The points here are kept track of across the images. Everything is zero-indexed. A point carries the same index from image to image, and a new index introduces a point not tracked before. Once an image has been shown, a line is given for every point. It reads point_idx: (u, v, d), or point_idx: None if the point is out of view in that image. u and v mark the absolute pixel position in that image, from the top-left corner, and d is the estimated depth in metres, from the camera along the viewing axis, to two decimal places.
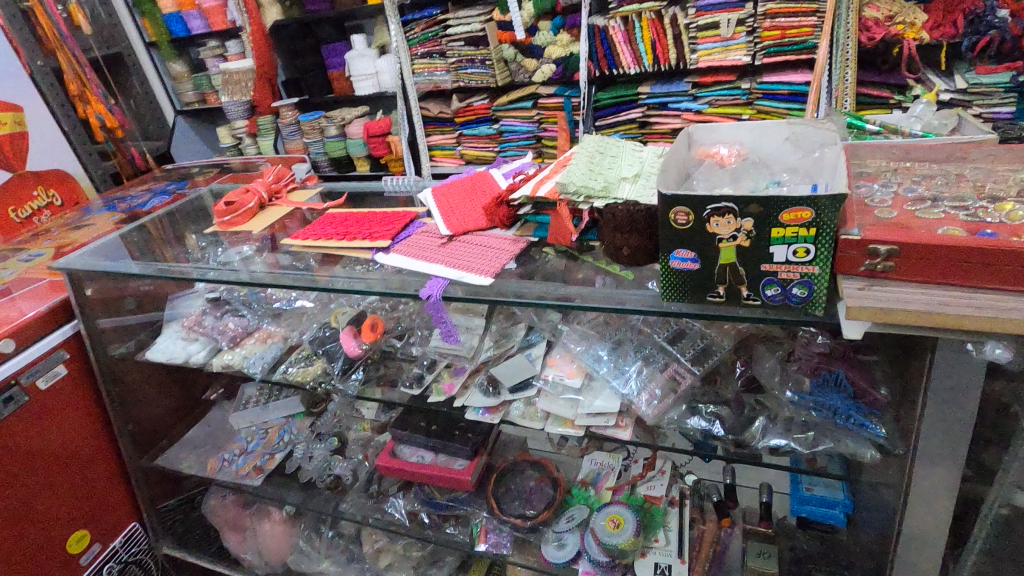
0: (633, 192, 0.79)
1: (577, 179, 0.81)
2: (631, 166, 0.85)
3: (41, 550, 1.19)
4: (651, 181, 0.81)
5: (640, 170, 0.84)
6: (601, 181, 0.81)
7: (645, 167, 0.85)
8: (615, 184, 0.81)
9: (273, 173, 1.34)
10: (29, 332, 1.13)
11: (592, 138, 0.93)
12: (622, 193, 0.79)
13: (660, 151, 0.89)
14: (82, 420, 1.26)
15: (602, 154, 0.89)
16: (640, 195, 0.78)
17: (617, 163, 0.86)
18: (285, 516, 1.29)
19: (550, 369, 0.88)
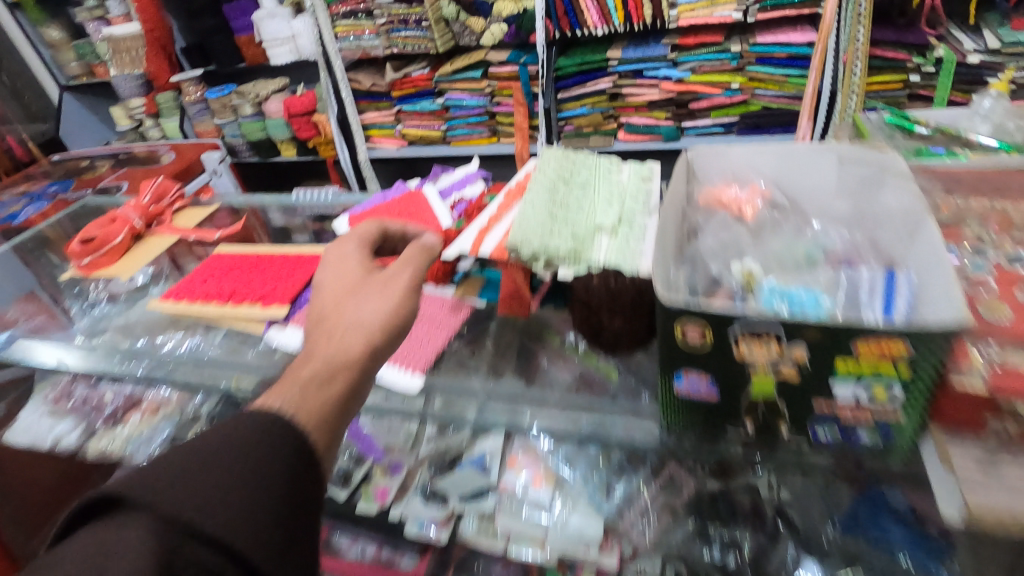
0: (612, 251, 0.56)
1: (533, 233, 0.57)
2: (606, 206, 0.62)
3: None
4: (636, 231, 0.58)
5: (619, 211, 0.61)
6: (566, 233, 0.58)
7: (626, 204, 0.62)
8: (586, 238, 0.57)
9: (152, 189, 1.04)
10: None
11: (550, 155, 0.69)
12: (597, 254, 0.56)
13: (642, 173, 0.67)
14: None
15: (567, 182, 0.65)
16: (623, 259, 0.55)
17: (588, 200, 0.62)
18: None
19: (511, 474, 0.67)
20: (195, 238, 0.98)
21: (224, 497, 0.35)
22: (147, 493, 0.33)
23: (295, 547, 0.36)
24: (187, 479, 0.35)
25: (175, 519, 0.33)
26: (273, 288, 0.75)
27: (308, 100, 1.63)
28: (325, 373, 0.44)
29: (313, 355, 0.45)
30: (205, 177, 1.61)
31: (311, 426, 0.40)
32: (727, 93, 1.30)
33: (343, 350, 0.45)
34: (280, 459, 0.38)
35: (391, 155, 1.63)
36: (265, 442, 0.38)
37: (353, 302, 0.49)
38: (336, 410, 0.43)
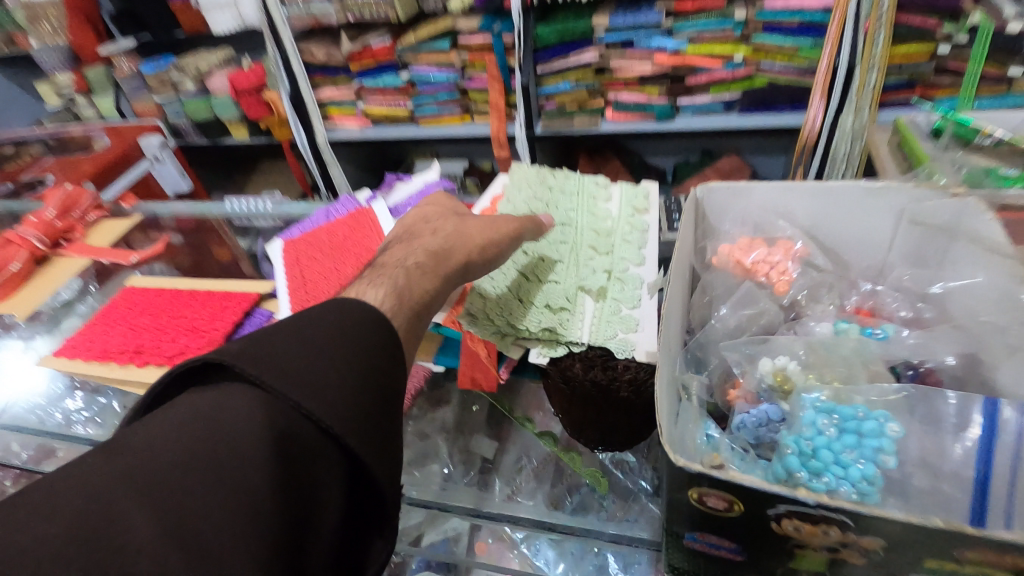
0: (599, 324, 0.43)
1: (495, 303, 0.45)
2: (590, 253, 0.48)
3: None
4: (629, 292, 0.45)
5: (607, 262, 0.47)
6: (540, 299, 0.45)
7: (616, 250, 0.49)
8: (566, 306, 0.44)
9: (58, 198, 0.89)
10: None
11: (517, 181, 0.55)
12: (581, 330, 0.43)
13: (636, 198, 0.53)
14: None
15: (541, 220, 0.51)
16: (614, 339, 0.42)
17: (567, 245, 0.49)
18: None
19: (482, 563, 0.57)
20: (109, 261, 0.85)
21: (323, 379, 0.32)
22: (255, 363, 0.31)
23: (389, 439, 0.34)
24: (288, 355, 0.33)
25: (278, 392, 0.31)
26: (184, 346, 0.60)
27: (256, 75, 1.40)
28: (424, 278, 0.41)
29: (413, 258, 0.42)
30: (145, 167, 1.45)
31: (404, 321, 0.38)
32: (728, 67, 1.10)
33: (441, 262, 0.42)
34: (374, 351, 0.35)
35: (354, 137, 1.44)
36: (361, 333, 0.35)
37: (450, 220, 0.47)
38: (424, 311, 0.40)
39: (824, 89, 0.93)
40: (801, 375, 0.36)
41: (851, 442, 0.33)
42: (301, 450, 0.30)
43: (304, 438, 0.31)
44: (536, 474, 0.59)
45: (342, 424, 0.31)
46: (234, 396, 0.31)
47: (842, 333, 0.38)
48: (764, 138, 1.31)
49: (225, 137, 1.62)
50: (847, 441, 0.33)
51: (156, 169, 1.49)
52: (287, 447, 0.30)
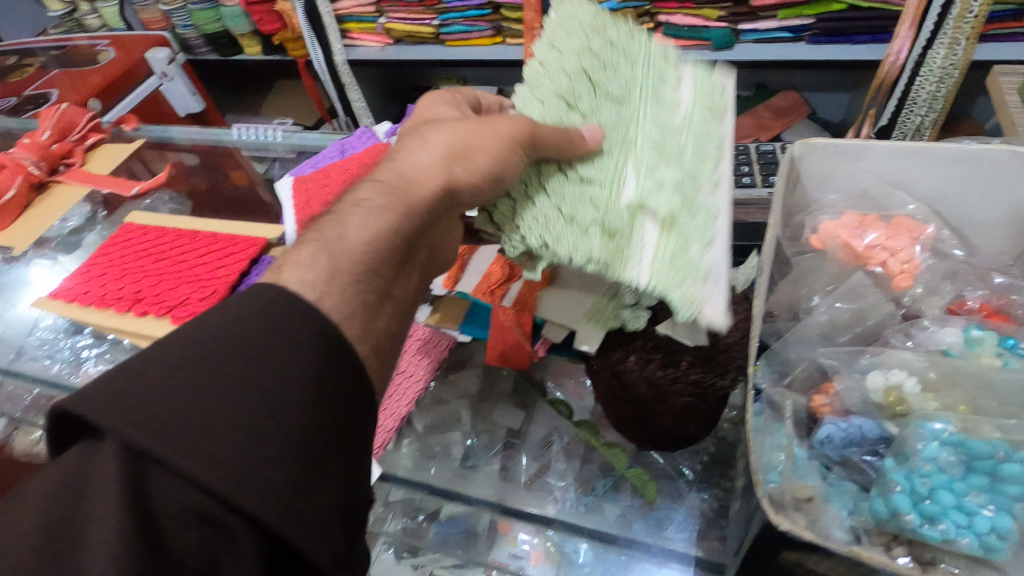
0: (659, 259, 0.33)
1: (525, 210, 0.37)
2: (654, 155, 0.37)
3: None
4: (702, 219, 0.34)
5: (675, 174, 0.35)
6: (587, 209, 0.35)
7: (688, 156, 0.36)
8: (621, 230, 0.34)
9: (50, 119, 0.81)
10: None
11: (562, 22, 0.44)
12: (639, 269, 0.33)
13: (713, 83, 0.39)
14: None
15: (594, 86, 0.40)
16: (682, 288, 0.31)
17: (620, 137, 0.38)
18: None
19: (503, 544, 0.52)
20: (110, 193, 0.79)
21: (205, 412, 0.24)
22: (104, 403, 0.23)
23: (309, 478, 0.25)
24: (163, 384, 0.25)
25: (138, 448, 0.23)
26: (185, 295, 0.55)
27: None
28: (374, 229, 0.32)
29: (356, 208, 0.33)
30: (152, 84, 1.34)
31: (347, 288, 0.30)
32: None
33: (394, 193, 0.34)
34: (284, 361, 0.26)
35: (373, 57, 1.30)
36: (266, 340, 0.26)
37: (420, 135, 0.38)
38: (372, 273, 0.32)
39: (915, 16, 0.74)
40: (921, 396, 0.30)
41: (979, 484, 0.27)
42: (173, 523, 0.23)
43: (174, 504, 0.23)
44: (566, 452, 0.53)
45: (229, 479, 0.23)
46: (94, 457, 0.24)
47: (975, 346, 0.31)
48: (829, 74, 1.16)
49: (235, 53, 1.49)
50: (974, 483, 0.27)
51: (165, 87, 1.39)
52: (162, 524, 0.22)
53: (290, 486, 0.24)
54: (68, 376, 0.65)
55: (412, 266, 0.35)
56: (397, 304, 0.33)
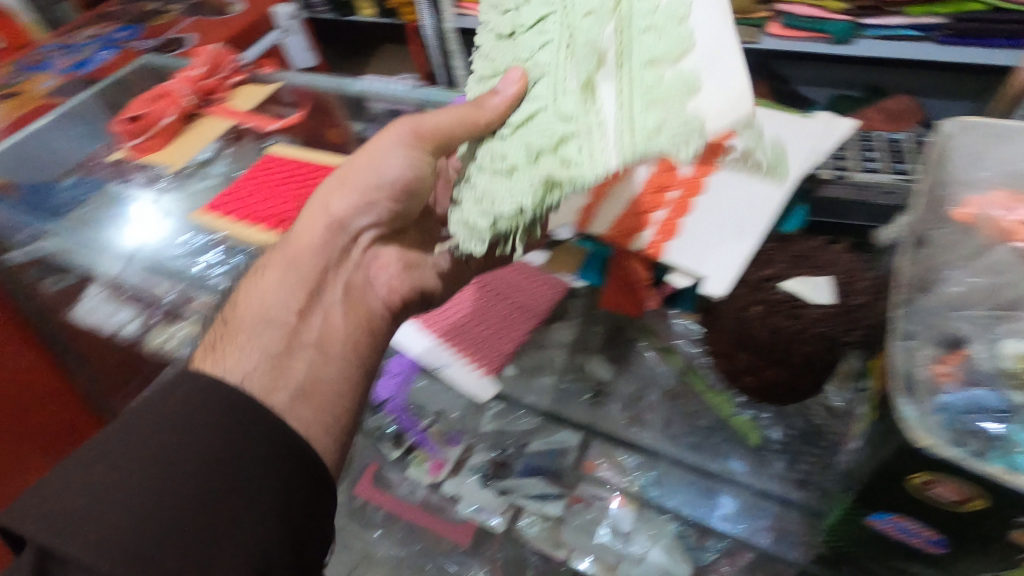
0: (616, 123, 0.37)
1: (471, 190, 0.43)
2: (589, 19, 0.39)
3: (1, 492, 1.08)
4: (646, 75, 0.37)
5: (607, 32, 0.39)
6: (515, 148, 0.40)
7: (625, 11, 0.39)
8: (568, 130, 0.38)
9: (205, 57, 0.90)
10: None
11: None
12: (606, 147, 0.36)
13: None
14: (12, 358, 1.06)
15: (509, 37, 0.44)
16: (665, 128, 0.35)
17: (551, 46, 0.41)
18: None
19: (587, 480, 0.58)
20: (252, 126, 0.88)
21: (101, 499, 0.33)
22: (19, 513, 0.33)
23: (187, 534, 0.34)
24: (69, 485, 0.34)
25: (41, 541, 0.32)
26: None
27: None
28: (277, 292, 0.46)
29: (257, 278, 0.47)
30: (276, 35, 1.44)
31: (247, 351, 0.42)
32: None
33: (290, 269, 0.47)
34: (169, 449, 0.35)
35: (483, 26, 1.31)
36: (159, 433, 0.36)
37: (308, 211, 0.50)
38: (280, 350, 0.43)
39: None
40: None
41: None
42: None
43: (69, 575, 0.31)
44: (656, 406, 0.55)
45: (114, 549, 0.32)
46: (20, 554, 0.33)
47: None
48: (956, 77, 1.10)
49: (352, 14, 1.57)
50: None
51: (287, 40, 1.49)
52: None
53: (168, 539, 0.33)
54: (205, 285, 0.74)
55: (324, 305, 0.47)
56: (314, 347, 0.45)
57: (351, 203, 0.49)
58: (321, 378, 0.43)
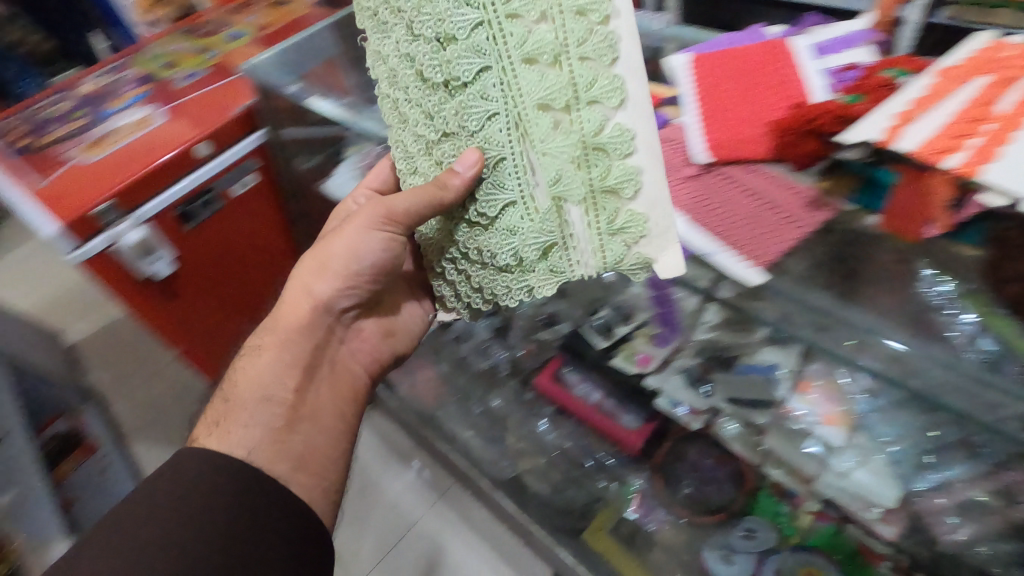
0: (586, 240, 0.55)
1: (472, 278, 0.64)
2: (539, 148, 0.52)
3: (242, 320, 1.39)
4: (603, 207, 0.54)
5: (565, 160, 0.52)
6: (506, 251, 0.57)
7: (557, 142, 0.52)
8: (553, 244, 0.55)
9: None
10: (225, 133, 1.14)
11: (396, 23, 0.58)
12: (587, 260, 0.55)
13: (536, 47, 0.50)
14: (267, 214, 1.34)
15: (456, 133, 0.56)
16: (626, 258, 0.54)
17: (507, 159, 0.54)
18: (438, 374, 1.25)
19: (800, 399, 0.60)
20: None
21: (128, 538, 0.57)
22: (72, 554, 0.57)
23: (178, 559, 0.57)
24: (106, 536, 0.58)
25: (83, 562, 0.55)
26: None
27: None
28: (271, 369, 0.75)
29: (258, 359, 0.76)
30: None
31: (253, 413, 0.71)
32: None
33: (282, 356, 0.76)
34: (177, 504, 0.60)
35: None
36: (169, 494, 0.61)
37: (293, 298, 0.78)
38: (279, 429, 0.71)
39: None
40: None
41: None
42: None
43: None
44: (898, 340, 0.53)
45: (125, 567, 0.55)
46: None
47: None
48: None
49: None
50: None
51: None
52: None
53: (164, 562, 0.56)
54: None
55: (314, 381, 0.77)
56: (308, 416, 0.74)
57: (329, 289, 0.77)
58: (314, 447, 0.73)
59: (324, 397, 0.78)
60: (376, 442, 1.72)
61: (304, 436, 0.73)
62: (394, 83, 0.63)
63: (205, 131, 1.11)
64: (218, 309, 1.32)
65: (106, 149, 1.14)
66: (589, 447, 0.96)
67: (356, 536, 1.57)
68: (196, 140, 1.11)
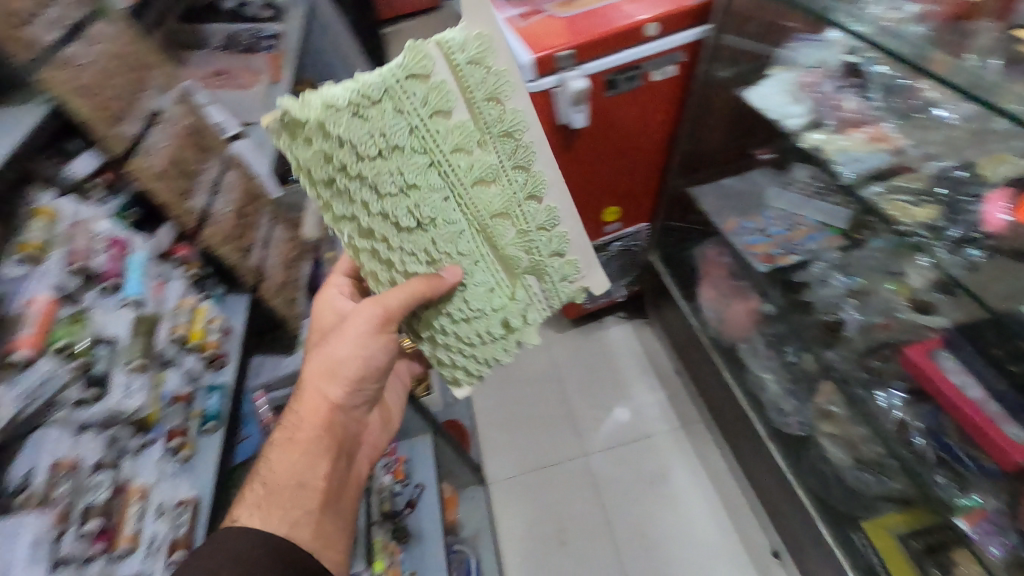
0: (540, 291, 0.79)
1: (464, 352, 0.76)
2: (502, 240, 0.71)
3: (591, 202, 1.44)
4: (552, 268, 0.77)
5: (520, 245, 0.73)
6: (498, 324, 0.76)
7: (508, 235, 0.71)
8: (524, 302, 0.77)
9: None
10: (675, 20, 1.16)
11: (350, 182, 0.62)
12: (546, 301, 0.80)
13: (485, 171, 0.66)
14: (659, 116, 1.32)
15: (435, 257, 0.68)
16: (567, 287, 0.79)
17: (473, 258, 0.71)
18: (762, 311, 1.32)
19: None
20: None
21: None
22: None
23: None
24: None
25: None
26: None
27: None
28: (296, 458, 0.69)
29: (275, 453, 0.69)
30: None
31: (291, 488, 0.67)
32: None
33: (309, 435, 0.71)
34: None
35: None
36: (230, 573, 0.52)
37: (311, 390, 0.74)
38: (318, 508, 0.68)
39: None
40: None
41: None
42: None
43: None
44: None
45: None
46: None
47: None
48: None
49: None
50: None
51: None
52: None
53: None
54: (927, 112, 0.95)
55: (336, 467, 0.73)
56: (335, 498, 0.71)
57: (343, 392, 0.75)
58: (339, 526, 0.70)
59: (349, 477, 0.76)
60: (639, 353, 1.81)
61: (333, 515, 0.70)
62: (366, 235, 0.66)
63: (661, 13, 1.13)
64: (574, 182, 1.37)
65: (575, 9, 1.20)
66: (939, 437, 0.90)
67: (601, 414, 1.69)
68: (649, 20, 1.14)
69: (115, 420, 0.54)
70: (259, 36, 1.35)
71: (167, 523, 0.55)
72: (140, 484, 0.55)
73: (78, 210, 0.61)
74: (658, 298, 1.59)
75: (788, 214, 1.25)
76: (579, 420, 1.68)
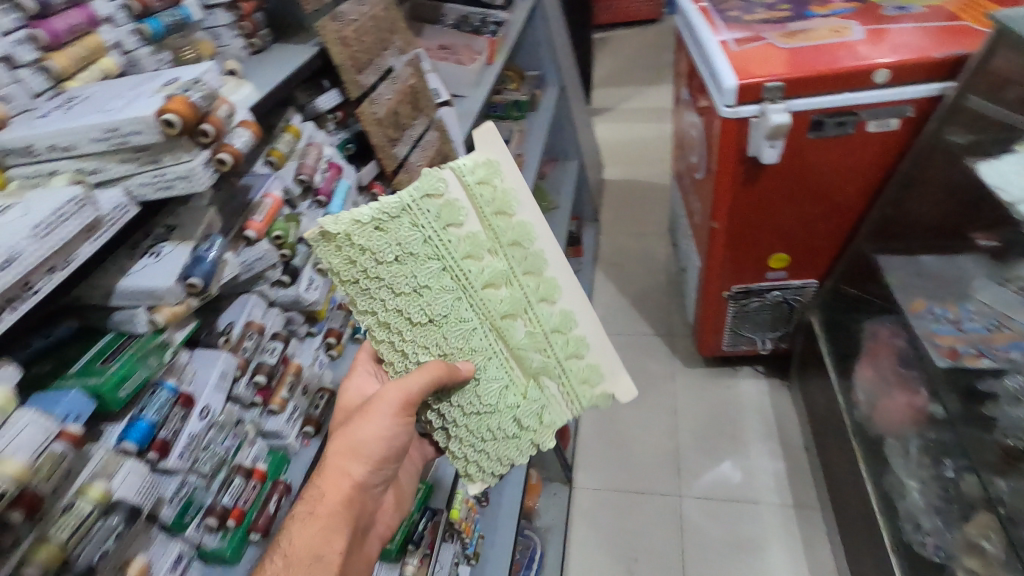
0: (556, 394, 0.77)
1: (477, 448, 0.73)
2: (512, 340, 0.73)
3: (757, 243, 1.35)
4: (568, 368, 0.77)
5: (533, 346, 0.74)
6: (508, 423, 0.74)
7: (518, 335, 0.73)
8: (540, 402, 0.76)
9: None
10: (912, 69, 1.05)
11: (370, 283, 0.65)
12: (563, 407, 0.77)
13: (496, 276, 0.70)
14: (864, 171, 1.20)
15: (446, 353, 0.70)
16: (588, 389, 0.78)
17: (486, 356, 0.73)
18: (924, 411, 1.15)
19: None
20: None
21: None
22: None
23: None
24: None
25: None
26: None
27: None
28: (317, 529, 0.61)
29: (296, 521, 0.61)
30: None
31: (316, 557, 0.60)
32: None
33: (328, 508, 0.63)
34: None
35: None
36: None
37: (330, 461, 0.66)
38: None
39: None
40: None
41: None
42: None
43: None
44: None
45: None
46: None
47: None
48: None
49: None
50: None
51: None
52: None
53: None
54: None
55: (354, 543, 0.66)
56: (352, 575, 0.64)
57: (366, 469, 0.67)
58: None
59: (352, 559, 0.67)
60: (768, 415, 1.67)
61: None
62: (380, 329, 0.67)
63: (895, 60, 1.04)
64: (745, 218, 1.30)
65: (799, 41, 1.14)
66: None
67: (707, 464, 1.60)
68: (879, 65, 1.05)
69: (297, 306, 0.70)
70: (486, 19, 1.47)
71: (307, 401, 0.70)
72: (299, 361, 0.70)
73: (314, 135, 0.75)
74: (806, 364, 1.47)
75: (994, 312, 1.08)
76: (683, 466, 1.60)
